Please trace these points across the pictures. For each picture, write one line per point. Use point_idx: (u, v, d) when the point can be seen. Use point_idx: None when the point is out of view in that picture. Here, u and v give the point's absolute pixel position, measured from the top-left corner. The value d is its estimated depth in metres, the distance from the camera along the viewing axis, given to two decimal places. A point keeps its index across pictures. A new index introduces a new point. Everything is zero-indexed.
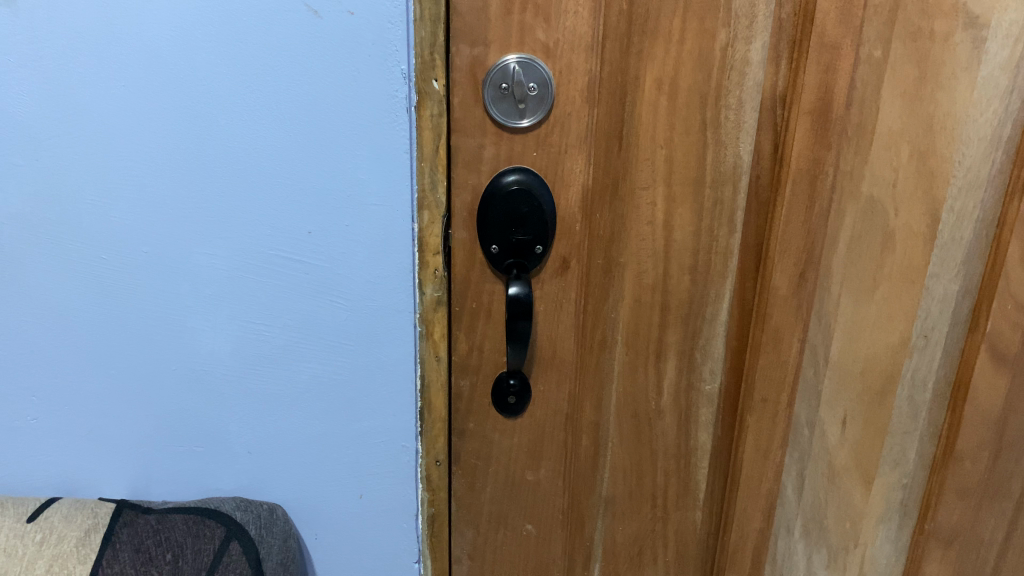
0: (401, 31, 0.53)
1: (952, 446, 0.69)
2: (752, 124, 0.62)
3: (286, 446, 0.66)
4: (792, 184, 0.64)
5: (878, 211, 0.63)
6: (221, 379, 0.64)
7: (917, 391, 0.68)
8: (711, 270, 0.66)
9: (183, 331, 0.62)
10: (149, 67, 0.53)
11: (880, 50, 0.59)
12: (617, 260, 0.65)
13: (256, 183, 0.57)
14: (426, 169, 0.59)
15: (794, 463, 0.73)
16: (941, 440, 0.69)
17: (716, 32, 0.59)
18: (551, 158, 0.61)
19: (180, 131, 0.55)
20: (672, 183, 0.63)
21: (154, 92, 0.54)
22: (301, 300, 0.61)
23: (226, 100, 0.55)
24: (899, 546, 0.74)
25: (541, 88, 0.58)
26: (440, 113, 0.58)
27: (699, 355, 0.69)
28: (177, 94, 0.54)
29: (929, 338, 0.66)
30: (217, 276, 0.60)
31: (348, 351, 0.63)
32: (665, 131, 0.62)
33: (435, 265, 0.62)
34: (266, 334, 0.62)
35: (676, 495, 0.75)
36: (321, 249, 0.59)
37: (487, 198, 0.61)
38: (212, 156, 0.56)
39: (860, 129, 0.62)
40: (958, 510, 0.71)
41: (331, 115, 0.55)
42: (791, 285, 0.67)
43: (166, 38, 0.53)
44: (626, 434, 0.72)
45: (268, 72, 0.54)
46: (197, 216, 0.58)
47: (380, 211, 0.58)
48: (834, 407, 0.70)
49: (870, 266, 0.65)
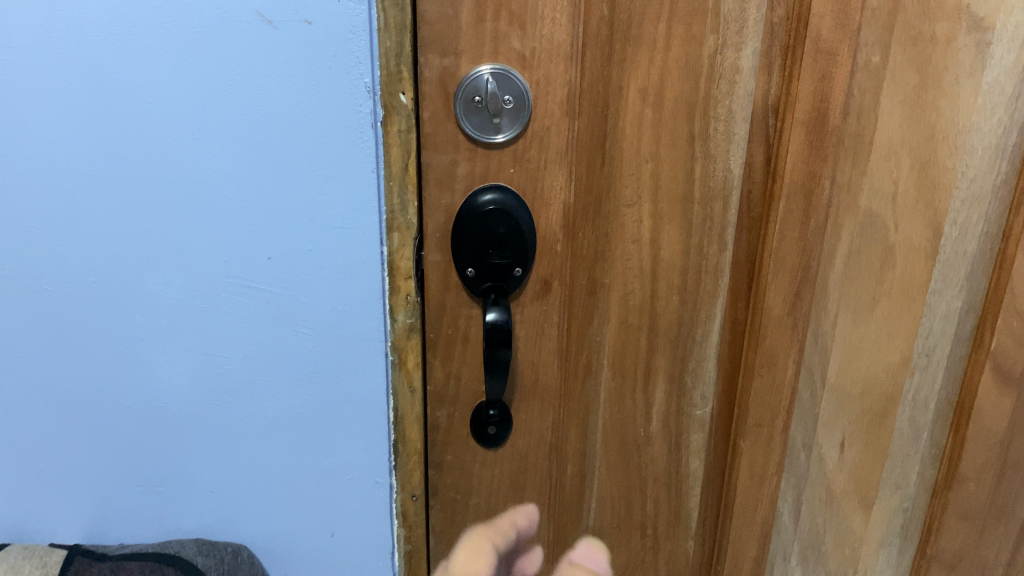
0: (364, 40, 0.49)
1: (955, 466, 0.67)
2: (743, 135, 0.58)
3: (250, 485, 0.62)
4: (786, 200, 0.60)
5: (877, 225, 0.60)
6: (178, 415, 0.59)
7: (919, 412, 0.66)
8: (701, 290, 0.62)
9: (138, 364, 0.58)
10: (91, 82, 0.49)
11: (878, 55, 0.56)
12: (602, 281, 0.61)
13: (211, 207, 0.53)
14: (394, 188, 0.55)
15: (790, 488, 0.70)
16: (942, 460, 0.68)
17: (704, 38, 0.55)
18: (529, 175, 0.56)
19: (127, 150, 0.51)
20: (658, 199, 0.59)
21: (99, 110, 0.50)
22: (263, 330, 0.57)
23: (175, 118, 0.50)
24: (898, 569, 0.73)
25: (517, 100, 0.54)
26: (408, 129, 0.54)
27: (690, 379, 0.66)
28: (123, 112, 0.50)
29: (931, 357, 0.64)
30: (170, 305, 0.56)
31: (315, 383, 0.59)
32: (650, 145, 0.58)
33: (406, 290, 0.58)
34: (226, 367, 0.58)
35: (667, 525, 0.71)
36: (283, 275, 0.55)
37: (462, 218, 0.57)
38: (162, 176, 0.52)
39: (857, 140, 0.58)
40: (960, 533, 0.70)
41: (290, 131, 0.51)
42: (785, 305, 0.63)
43: (109, 50, 0.48)
44: (614, 462, 0.68)
45: (222, 88, 0.50)
46: (147, 242, 0.54)
47: (346, 235, 0.54)
48: (833, 430, 0.67)
49: (869, 282, 0.62)
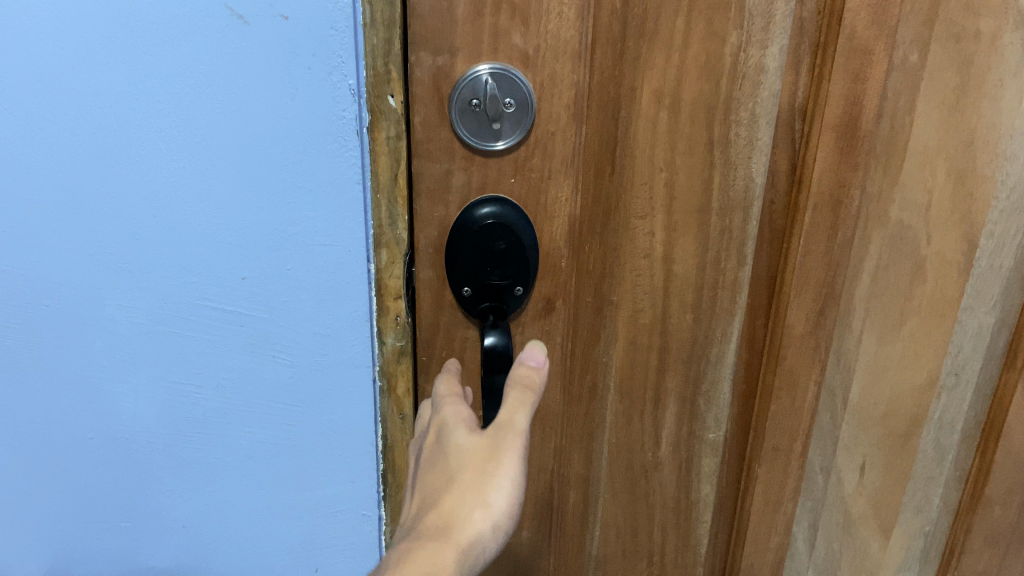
0: (347, 37, 0.44)
1: (980, 491, 0.63)
2: (767, 141, 0.53)
3: (227, 520, 0.58)
4: (812, 211, 0.54)
5: (908, 238, 0.56)
6: (146, 447, 0.55)
7: (944, 434, 0.62)
8: (717, 307, 0.57)
9: (100, 394, 0.53)
10: (38, 87, 0.44)
11: (915, 53, 0.50)
12: (608, 299, 0.56)
13: (176, 223, 0.48)
14: (382, 201, 0.49)
15: (806, 513, 0.66)
16: (968, 483, 0.64)
17: (726, 34, 0.49)
18: (531, 185, 0.51)
19: (83, 163, 0.46)
20: (673, 211, 0.54)
21: (50, 118, 0.45)
22: (238, 356, 0.52)
23: (136, 126, 0.45)
24: None
25: (520, 105, 0.48)
26: (398, 135, 0.48)
27: (702, 402, 0.61)
28: (77, 118, 0.45)
29: (960, 376, 0.60)
30: (134, 330, 0.51)
31: (296, 413, 0.54)
32: (665, 152, 0.52)
33: (396, 310, 0.52)
34: (196, 396, 0.53)
35: (675, 552, 0.66)
36: (259, 297, 0.50)
37: (458, 233, 0.51)
38: (122, 189, 0.47)
39: (889, 146, 0.53)
40: (985, 557, 0.66)
41: (265, 140, 0.46)
42: (807, 323, 0.58)
43: (57, 51, 0.43)
44: (620, 488, 0.63)
45: (188, 91, 0.44)
46: (107, 262, 0.49)
47: (328, 253, 0.49)
48: (853, 453, 0.63)
49: (896, 299, 0.58)
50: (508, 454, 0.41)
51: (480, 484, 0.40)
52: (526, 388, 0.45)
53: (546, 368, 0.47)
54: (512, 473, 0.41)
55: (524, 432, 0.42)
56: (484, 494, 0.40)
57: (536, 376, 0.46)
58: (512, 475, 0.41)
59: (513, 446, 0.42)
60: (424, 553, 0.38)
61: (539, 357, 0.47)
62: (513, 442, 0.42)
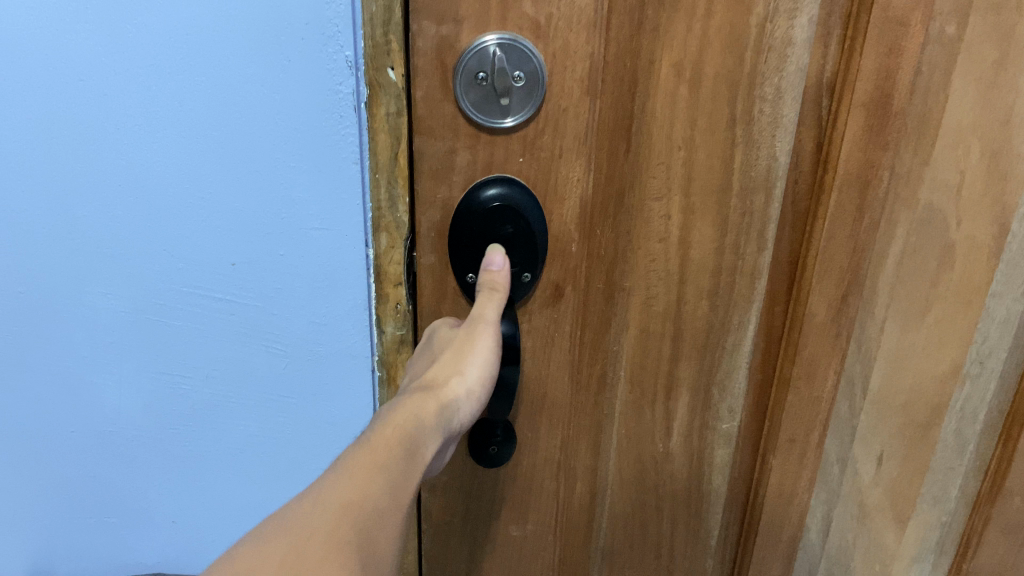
0: (343, 5, 0.41)
1: (1002, 481, 0.61)
2: (792, 118, 0.49)
3: (216, 517, 0.60)
4: (837, 192, 0.51)
5: (937, 221, 0.52)
6: (130, 441, 0.56)
7: (966, 424, 0.60)
8: (734, 293, 0.54)
9: (83, 387, 0.53)
10: (15, 67, 0.42)
11: (954, 25, 0.47)
12: (621, 285, 0.53)
13: (162, 207, 0.47)
14: (381, 181, 0.46)
15: (821, 504, 0.63)
16: (989, 474, 0.61)
17: (752, 4, 0.46)
18: (541, 165, 0.47)
19: (62, 148, 0.45)
20: (690, 192, 0.51)
21: (28, 100, 0.43)
22: (229, 345, 0.52)
23: (117, 106, 0.43)
24: None
25: (529, 78, 0.44)
26: (398, 111, 0.44)
27: (716, 392, 0.58)
28: (55, 97, 0.43)
29: (984, 365, 0.57)
30: (117, 321, 0.51)
31: (289, 405, 0.54)
32: (684, 129, 0.49)
33: (396, 298, 0.49)
34: (184, 388, 0.53)
35: (685, 544, 0.64)
36: (250, 284, 0.49)
37: (462, 216, 0.47)
38: (104, 170, 0.45)
39: (921, 124, 0.50)
40: (1002, 548, 0.64)
41: (254, 117, 0.44)
42: (829, 311, 0.55)
43: (33, 27, 0.41)
44: (628, 480, 0.61)
45: (172, 64, 0.42)
46: (91, 246, 0.48)
47: (324, 237, 0.48)
48: (871, 444, 0.60)
49: (922, 285, 0.54)
50: (480, 336, 0.47)
51: (455, 361, 0.46)
52: (491, 292, 0.47)
53: (507, 275, 0.48)
54: (482, 351, 0.47)
55: (494, 318, 0.47)
56: (459, 364, 0.45)
57: (498, 281, 0.47)
58: (483, 352, 0.47)
59: (484, 329, 0.47)
60: (408, 406, 0.43)
61: (497, 262, 0.47)
62: (483, 332, 0.47)
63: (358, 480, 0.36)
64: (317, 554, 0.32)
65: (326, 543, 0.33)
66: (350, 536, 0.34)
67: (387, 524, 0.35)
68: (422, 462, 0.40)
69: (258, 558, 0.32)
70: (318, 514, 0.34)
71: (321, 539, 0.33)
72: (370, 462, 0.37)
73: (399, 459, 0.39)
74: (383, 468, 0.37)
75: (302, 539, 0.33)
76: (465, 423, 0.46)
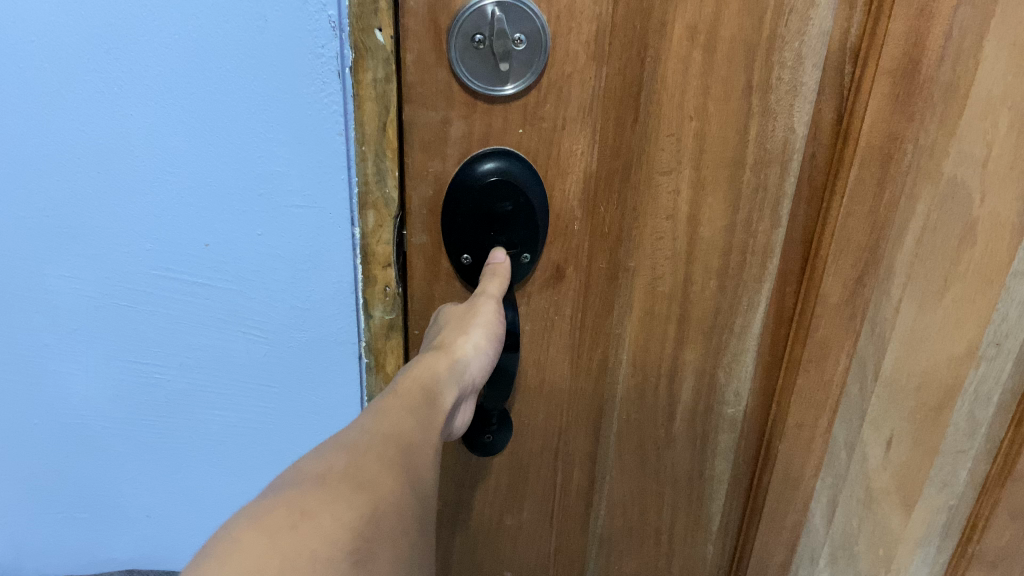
0: None
1: (1012, 466, 0.56)
2: (813, 86, 0.45)
3: (192, 511, 0.59)
4: (858, 167, 0.47)
5: (961, 196, 0.48)
6: (101, 431, 0.54)
7: (979, 407, 0.55)
8: (745, 274, 0.51)
9: (48, 374, 0.51)
10: None
11: None
12: (625, 264, 0.50)
13: (126, 182, 0.43)
14: (368, 155, 0.42)
15: (826, 489, 0.60)
16: (999, 457, 0.57)
17: None
18: (543, 137, 0.44)
19: (14, 121, 0.41)
20: (701, 166, 0.47)
21: None
22: (206, 331, 0.48)
23: (73, 74, 0.39)
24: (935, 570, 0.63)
25: (532, 40, 0.40)
26: (387, 77, 0.40)
27: (723, 375, 0.55)
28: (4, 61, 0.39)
29: (1001, 346, 0.53)
30: (82, 307, 0.47)
31: (272, 394, 0.51)
32: (697, 97, 0.45)
33: (385, 280, 0.46)
34: (158, 377, 0.51)
35: (685, 530, 0.62)
36: (225, 266, 0.46)
37: (457, 191, 0.43)
38: (61, 144, 0.41)
39: (949, 93, 0.45)
40: (1008, 532, 0.59)
41: (228, 84, 0.40)
42: (844, 291, 0.52)
43: None
44: (627, 466, 0.58)
45: (135, 24, 0.38)
46: (51, 226, 0.44)
47: (306, 215, 0.44)
48: (880, 427, 0.57)
49: (942, 263, 0.50)
50: (483, 310, 0.44)
51: (460, 323, 0.44)
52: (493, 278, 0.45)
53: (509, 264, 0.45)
54: (491, 317, 0.44)
55: (497, 292, 0.44)
56: (466, 325, 0.44)
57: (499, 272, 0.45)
58: (491, 317, 0.44)
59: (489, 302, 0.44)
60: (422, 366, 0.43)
61: (499, 257, 0.45)
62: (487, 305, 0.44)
63: (385, 419, 0.37)
64: (374, 464, 0.34)
65: (380, 456, 0.35)
66: (397, 456, 0.36)
67: (422, 450, 0.37)
68: (440, 410, 0.41)
69: (322, 464, 0.33)
70: (360, 437, 0.35)
71: (375, 453, 0.35)
72: (398, 410, 0.39)
73: (421, 405, 0.40)
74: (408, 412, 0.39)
75: (358, 450, 0.34)
76: (479, 377, 0.46)
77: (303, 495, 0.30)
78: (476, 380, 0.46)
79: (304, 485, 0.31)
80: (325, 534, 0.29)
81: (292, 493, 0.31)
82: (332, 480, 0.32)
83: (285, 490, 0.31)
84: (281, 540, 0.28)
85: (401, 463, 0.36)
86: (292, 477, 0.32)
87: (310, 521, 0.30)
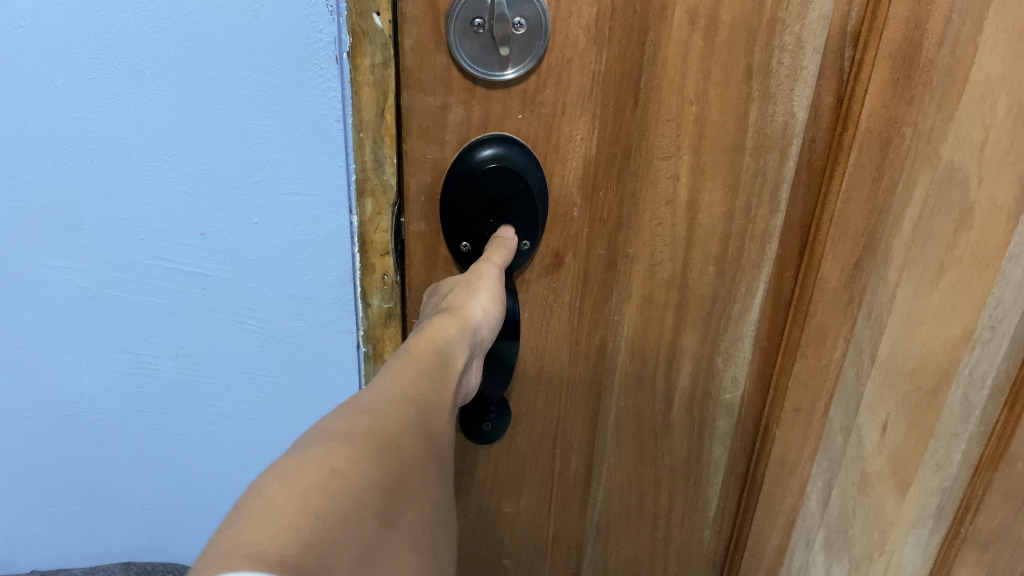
0: None
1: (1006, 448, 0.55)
2: (813, 70, 0.45)
3: (187, 502, 0.58)
4: (857, 151, 0.47)
5: (959, 179, 0.48)
6: (94, 423, 0.53)
7: (973, 390, 0.55)
8: (743, 259, 0.51)
9: (40, 366, 0.50)
10: None
11: None
12: (623, 251, 0.50)
13: (119, 170, 0.42)
14: (366, 142, 0.42)
15: (822, 473, 0.60)
16: (993, 439, 0.56)
17: None
18: (543, 123, 0.44)
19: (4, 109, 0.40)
20: (701, 151, 0.47)
21: None
22: (201, 320, 0.48)
23: (65, 60, 0.38)
24: (930, 551, 0.62)
25: (532, 25, 0.40)
26: (385, 62, 0.40)
27: (720, 361, 0.55)
28: None
29: (996, 330, 0.52)
30: (74, 297, 0.47)
31: (269, 384, 0.51)
32: (697, 82, 0.45)
33: (383, 269, 0.46)
34: (153, 367, 0.50)
35: (682, 515, 0.62)
36: (221, 255, 0.45)
37: (455, 178, 0.44)
38: (51, 133, 0.41)
39: (948, 78, 0.45)
40: (1002, 513, 0.58)
41: (225, 69, 0.39)
42: (843, 276, 0.51)
43: None
44: (625, 452, 0.58)
45: (128, 8, 0.37)
46: (42, 215, 0.43)
47: (303, 203, 0.43)
48: (875, 411, 0.57)
49: (938, 247, 0.50)
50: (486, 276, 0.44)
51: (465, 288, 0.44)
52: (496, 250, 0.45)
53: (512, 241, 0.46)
54: (494, 282, 0.44)
55: (501, 262, 0.45)
56: (471, 290, 0.43)
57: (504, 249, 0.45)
58: (495, 283, 0.44)
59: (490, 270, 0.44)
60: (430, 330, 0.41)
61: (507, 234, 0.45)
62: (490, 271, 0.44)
63: (404, 382, 0.37)
64: (397, 428, 0.33)
65: (399, 419, 0.34)
66: (413, 418, 0.34)
67: (438, 414, 0.36)
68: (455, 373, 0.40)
69: (347, 424, 0.31)
70: (381, 398, 0.34)
71: (395, 417, 0.33)
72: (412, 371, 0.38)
73: (435, 368, 0.39)
74: (425, 372, 0.38)
75: (379, 411, 0.33)
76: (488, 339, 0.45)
77: (331, 453, 0.29)
78: (482, 348, 0.45)
79: (331, 442, 0.30)
80: (354, 494, 0.28)
81: (320, 450, 0.29)
82: (358, 441, 0.30)
83: (313, 446, 0.29)
84: (313, 497, 0.26)
85: (421, 426, 0.35)
86: (315, 435, 0.30)
87: (342, 480, 0.28)
